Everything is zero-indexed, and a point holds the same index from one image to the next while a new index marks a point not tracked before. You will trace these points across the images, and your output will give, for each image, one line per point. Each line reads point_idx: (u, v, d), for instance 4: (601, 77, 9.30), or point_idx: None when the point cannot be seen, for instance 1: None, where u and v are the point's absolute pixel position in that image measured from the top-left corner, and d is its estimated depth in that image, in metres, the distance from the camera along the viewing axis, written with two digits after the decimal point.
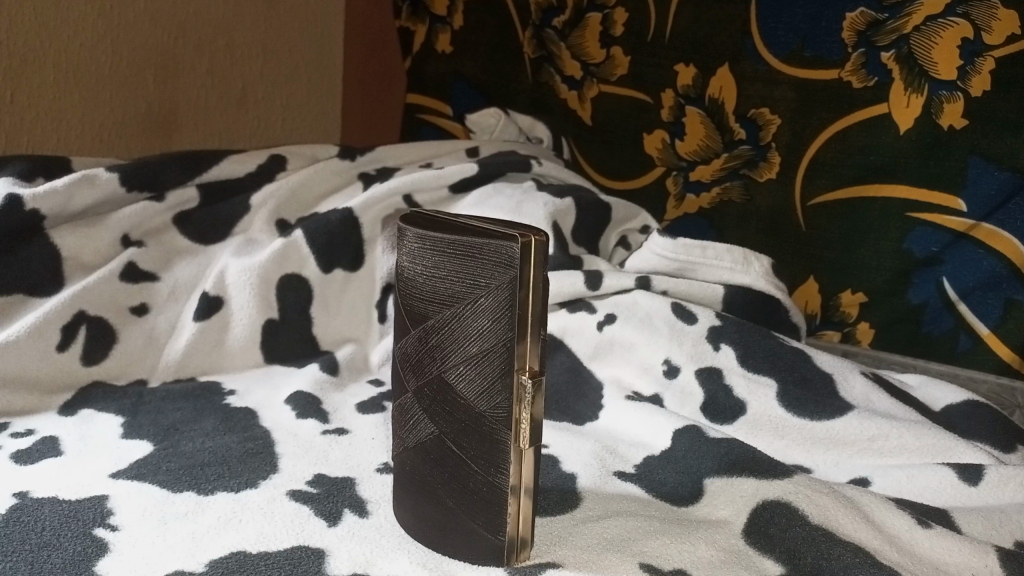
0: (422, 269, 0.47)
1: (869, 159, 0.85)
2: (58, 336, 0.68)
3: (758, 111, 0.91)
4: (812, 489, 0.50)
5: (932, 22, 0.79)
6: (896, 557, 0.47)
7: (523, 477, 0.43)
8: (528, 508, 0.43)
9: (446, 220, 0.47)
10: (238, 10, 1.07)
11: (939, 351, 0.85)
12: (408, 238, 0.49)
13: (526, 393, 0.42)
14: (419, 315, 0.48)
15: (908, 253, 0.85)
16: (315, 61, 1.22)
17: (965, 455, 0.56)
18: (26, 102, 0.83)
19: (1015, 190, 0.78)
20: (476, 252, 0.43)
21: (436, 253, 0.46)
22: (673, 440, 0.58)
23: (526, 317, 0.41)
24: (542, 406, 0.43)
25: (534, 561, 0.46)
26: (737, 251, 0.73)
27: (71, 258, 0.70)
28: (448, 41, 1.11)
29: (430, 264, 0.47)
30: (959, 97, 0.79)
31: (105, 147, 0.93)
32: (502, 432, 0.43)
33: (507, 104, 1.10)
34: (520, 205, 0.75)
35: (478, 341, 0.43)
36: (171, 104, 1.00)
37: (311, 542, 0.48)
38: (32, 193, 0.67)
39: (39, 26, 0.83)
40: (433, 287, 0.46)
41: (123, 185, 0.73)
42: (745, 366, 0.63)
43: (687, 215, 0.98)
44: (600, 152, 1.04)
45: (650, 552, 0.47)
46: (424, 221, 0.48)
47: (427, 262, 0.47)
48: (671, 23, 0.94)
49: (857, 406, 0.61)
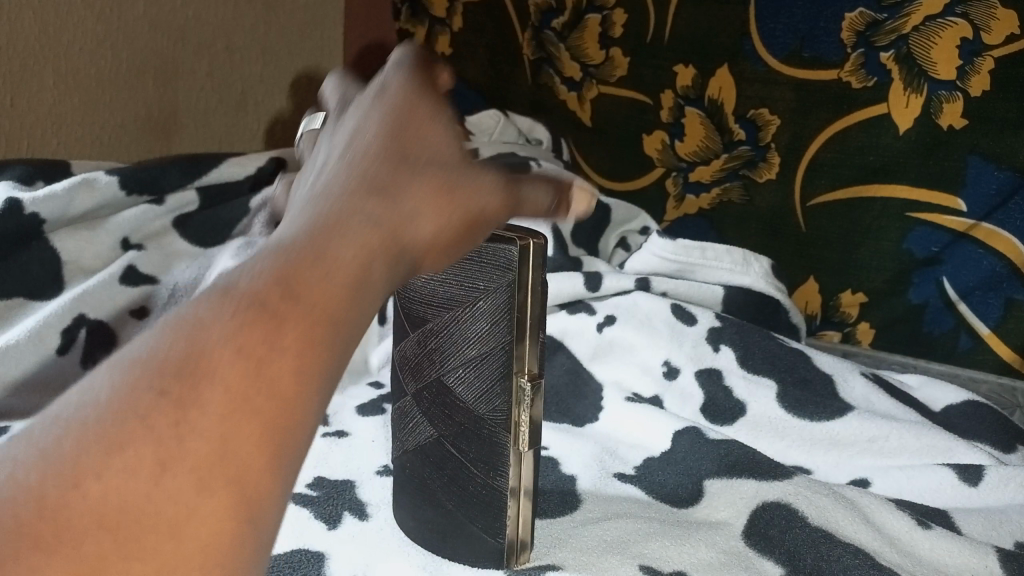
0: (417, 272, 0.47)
1: (868, 159, 0.85)
2: (58, 340, 0.67)
3: (757, 111, 0.91)
4: (813, 490, 0.50)
5: (932, 21, 0.79)
6: (896, 558, 0.47)
7: (522, 478, 0.44)
8: (528, 510, 0.44)
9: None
10: (237, 13, 1.07)
11: (938, 352, 0.85)
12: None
13: (525, 396, 0.43)
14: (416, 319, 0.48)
15: (907, 253, 0.85)
16: (316, 64, 1.22)
17: (965, 455, 0.56)
18: (26, 106, 0.83)
19: (1014, 189, 0.78)
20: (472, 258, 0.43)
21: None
22: (673, 441, 0.58)
23: (525, 320, 0.42)
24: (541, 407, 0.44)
25: (535, 563, 0.46)
26: (737, 251, 0.73)
27: (71, 261, 0.70)
28: (448, 43, 1.11)
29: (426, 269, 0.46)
30: (959, 96, 0.79)
31: (105, 150, 0.93)
32: (501, 434, 0.44)
33: (507, 105, 1.11)
34: (520, 206, 0.75)
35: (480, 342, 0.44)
36: (171, 107, 1.00)
37: (312, 545, 0.48)
38: (32, 197, 0.67)
39: (40, 30, 0.83)
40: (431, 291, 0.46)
41: (123, 187, 0.73)
42: (744, 368, 0.64)
43: (686, 216, 0.98)
44: (599, 153, 1.04)
45: (651, 553, 0.47)
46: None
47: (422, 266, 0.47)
48: (670, 23, 0.94)
49: (857, 407, 0.61)
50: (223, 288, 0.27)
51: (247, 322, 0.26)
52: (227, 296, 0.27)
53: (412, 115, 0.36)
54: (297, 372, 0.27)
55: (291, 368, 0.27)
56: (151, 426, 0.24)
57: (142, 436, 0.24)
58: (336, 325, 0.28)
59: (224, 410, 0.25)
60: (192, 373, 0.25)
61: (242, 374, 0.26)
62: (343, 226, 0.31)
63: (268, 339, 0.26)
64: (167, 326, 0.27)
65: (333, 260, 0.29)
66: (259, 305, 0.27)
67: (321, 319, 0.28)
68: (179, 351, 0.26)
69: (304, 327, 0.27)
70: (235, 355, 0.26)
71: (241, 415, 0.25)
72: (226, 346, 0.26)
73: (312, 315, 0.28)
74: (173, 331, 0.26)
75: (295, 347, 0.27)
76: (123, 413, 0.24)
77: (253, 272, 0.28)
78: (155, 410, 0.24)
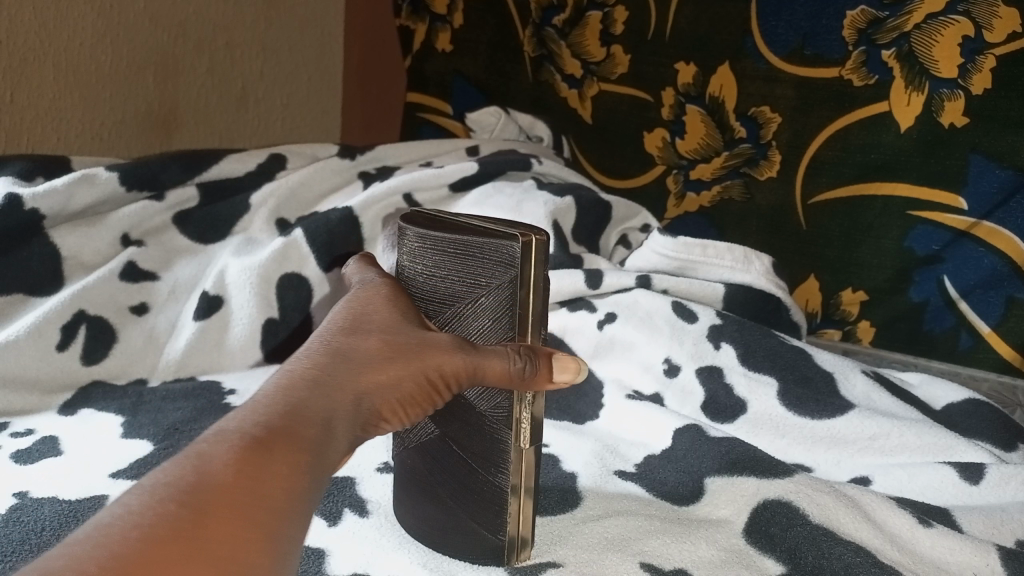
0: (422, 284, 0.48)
1: (869, 157, 0.85)
2: (58, 335, 0.67)
3: (759, 109, 0.90)
4: (814, 488, 0.50)
5: (933, 19, 0.79)
6: (896, 556, 0.47)
7: (523, 476, 0.44)
8: (528, 508, 0.44)
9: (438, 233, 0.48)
10: (238, 9, 1.07)
11: (939, 350, 0.85)
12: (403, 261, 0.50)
13: (527, 394, 0.44)
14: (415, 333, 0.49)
15: (908, 251, 0.85)
16: (316, 61, 1.22)
17: (967, 453, 0.56)
18: (26, 101, 0.83)
19: (1016, 188, 0.78)
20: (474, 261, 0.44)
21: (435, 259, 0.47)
22: (673, 440, 0.58)
23: (525, 316, 0.43)
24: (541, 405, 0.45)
25: (535, 560, 0.46)
26: (738, 249, 0.73)
27: (71, 257, 0.70)
28: (448, 39, 1.11)
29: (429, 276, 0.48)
30: (960, 95, 0.79)
31: (105, 146, 0.93)
32: (502, 431, 0.44)
33: (508, 102, 1.10)
34: (521, 204, 0.75)
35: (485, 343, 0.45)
36: (172, 104, 1.00)
37: (311, 542, 0.48)
38: (32, 193, 0.67)
39: (39, 26, 0.83)
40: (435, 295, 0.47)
41: (123, 184, 0.72)
42: (745, 365, 0.63)
43: (687, 214, 0.98)
44: (600, 151, 1.04)
45: (651, 551, 0.47)
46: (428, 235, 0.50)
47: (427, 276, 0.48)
48: (671, 21, 0.94)
49: (858, 405, 0.61)
50: (220, 433, 0.35)
51: (248, 452, 0.34)
52: (224, 437, 0.34)
53: (367, 307, 0.46)
54: (288, 494, 0.33)
55: (285, 488, 0.33)
56: (184, 524, 0.29)
57: (181, 529, 0.29)
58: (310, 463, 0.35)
59: (238, 512, 0.31)
60: (213, 487, 0.32)
61: (248, 486, 0.32)
62: (312, 391, 0.39)
63: (267, 464, 0.34)
64: (177, 462, 0.33)
65: (302, 411, 0.37)
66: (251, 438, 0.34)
67: (299, 452, 0.35)
68: (198, 476, 0.32)
69: (289, 453, 0.35)
70: (245, 473, 0.33)
71: (249, 520, 0.31)
72: (229, 474, 0.32)
73: (294, 446, 0.35)
74: (186, 472, 0.32)
75: (283, 474, 0.34)
76: (161, 519, 0.29)
77: (242, 420, 0.36)
78: (182, 518, 0.30)
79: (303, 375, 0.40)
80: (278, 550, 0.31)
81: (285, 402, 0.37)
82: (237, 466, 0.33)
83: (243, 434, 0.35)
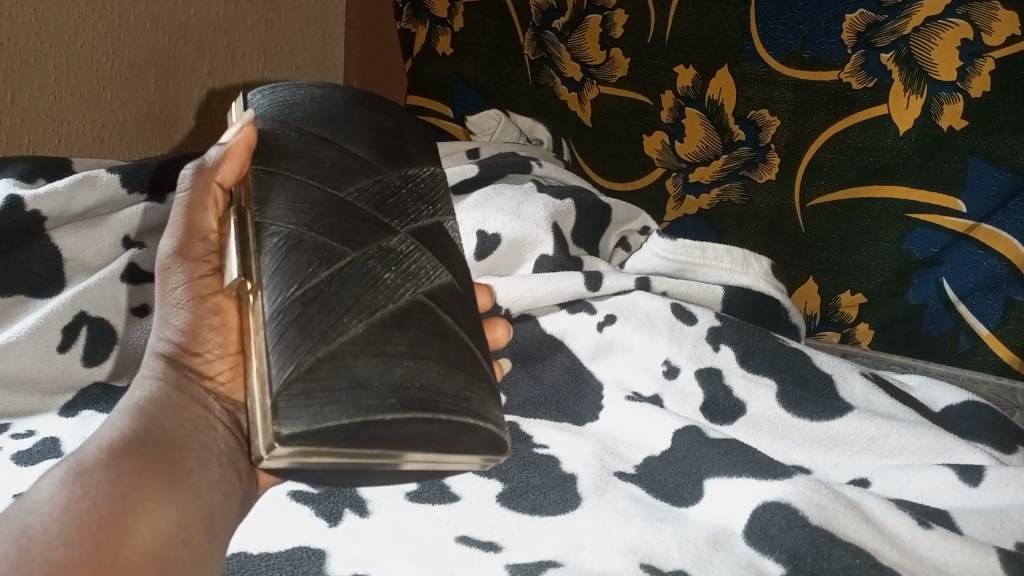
0: (391, 163, 0.48)
1: (869, 159, 0.85)
2: (59, 337, 0.67)
3: (757, 112, 0.90)
4: (812, 488, 0.49)
5: (932, 22, 0.78)
6: (896, 558, 0.48)
7: (292, 295, 0.39)
8: (317, 337, 0.38)
9: (343, 86, 0.52)
10: (239, 12, 1.07)
11: (938, 351, 0.86)
12: (388, 128, 0.51)
13: (251, 243, 0.42)
14: (422, 214, 0.47)
15: (907, 253, 0.85)
16: (316, 62, 1.23)
17: (966, 455, 0.56)
18: (26, 103, 0.84)
19: (1015, 190, 0.78)
20: (255, 130, 0.46)
21: (306, 144, 0.46)
22: (673, 440, 0.57)
23: (235, 152, 0.45)
24: (268, 251, 0.41)
25: (536, 559, 0.49)
26: (737, 251, 0.74)
27: (72, 258, 0.71)
28: (448, 42, 1.13)
29: (412, 135, 0.52)
30: (959, 98, 0.78)
31: (105, 147, 0.94)
32: (264, 295, 0.40)
33: (507, 104, 1.12)
34: (520, 206, 0.75)
35: (298, 223, 0.42)
36: (173, 105, 1.01)
37: (312, 543, 0.50)
38: (33, 194, 0.67)
39: (41, 28, 0.83)
40: (360, 182, 0.46)
41: (123, 186, 0.73)
42: (745, 367, 0.63)
43: (686, 216, 0.99)
44: (599, 153, 1.05)
45: (651, 551, 0.49)
46: (297, 113, 0.48)
47: (356, 153, 0.47)
48: (671, 24, 0.94)
49: (857, 407, 0.60)
50: (73, 455, 0.41)
51: (95, 463, 0.40)
52: (73, 457, 0.41)
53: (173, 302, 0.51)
54: (145, 480, 0.40)
55: (148, 482, 0.40)
56: (60, 534, 0.37)
57: (60, 542, 0.36)
58: (160, 451, 0.42)
59: (108, 519, 0.38)
60: (74, 510, 0.38)
61: (105, 488, 0.39)
62: (153, 398, 0.45)
63: (126, 467, 0.40)
64: (36, 491, 0.39)
65: (142, 415, 0.43)
66: (94, 451, 0.40)
67: (143, 447, 0.41)
68: (47, 509, 0.38)
69: (136, 453, 0.41)
70: (104, 485, 0.39)
71: (115, 514, 0.38)
72: (84, 485, 0.39)
73: (136, 447, 0.41)
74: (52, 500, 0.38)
75: (135, 467, 0.40)
76: (41, 537, 0.37)
77: (89, 442, 0.41)
78: (57, 532, 0.37)
79: (140, 393, 0.46)
80: (150, 526, 0.39)
81: (130, 415, 0.43)
82: (90, 482, 0.39)
83: (88, 452, 0.40)
